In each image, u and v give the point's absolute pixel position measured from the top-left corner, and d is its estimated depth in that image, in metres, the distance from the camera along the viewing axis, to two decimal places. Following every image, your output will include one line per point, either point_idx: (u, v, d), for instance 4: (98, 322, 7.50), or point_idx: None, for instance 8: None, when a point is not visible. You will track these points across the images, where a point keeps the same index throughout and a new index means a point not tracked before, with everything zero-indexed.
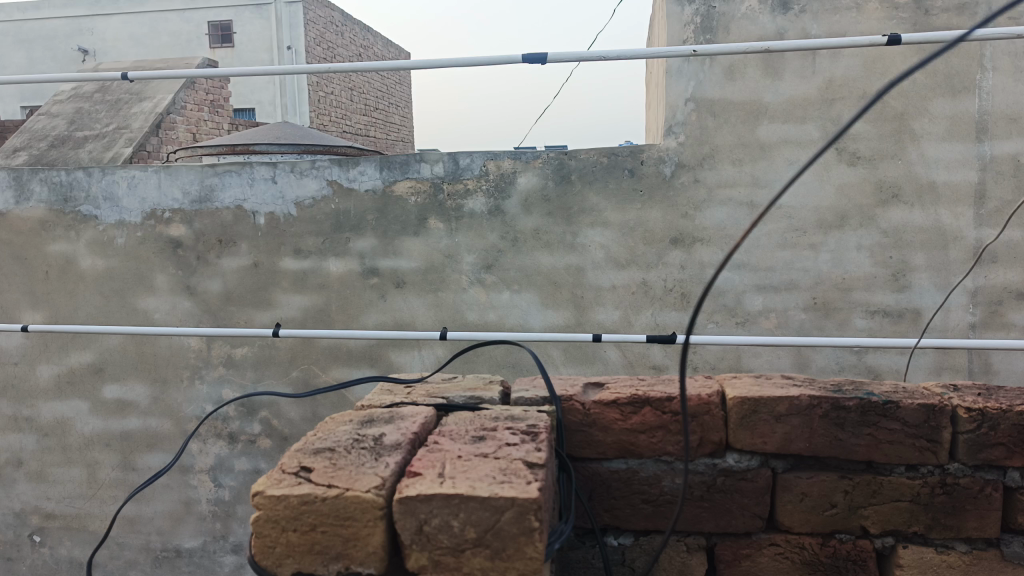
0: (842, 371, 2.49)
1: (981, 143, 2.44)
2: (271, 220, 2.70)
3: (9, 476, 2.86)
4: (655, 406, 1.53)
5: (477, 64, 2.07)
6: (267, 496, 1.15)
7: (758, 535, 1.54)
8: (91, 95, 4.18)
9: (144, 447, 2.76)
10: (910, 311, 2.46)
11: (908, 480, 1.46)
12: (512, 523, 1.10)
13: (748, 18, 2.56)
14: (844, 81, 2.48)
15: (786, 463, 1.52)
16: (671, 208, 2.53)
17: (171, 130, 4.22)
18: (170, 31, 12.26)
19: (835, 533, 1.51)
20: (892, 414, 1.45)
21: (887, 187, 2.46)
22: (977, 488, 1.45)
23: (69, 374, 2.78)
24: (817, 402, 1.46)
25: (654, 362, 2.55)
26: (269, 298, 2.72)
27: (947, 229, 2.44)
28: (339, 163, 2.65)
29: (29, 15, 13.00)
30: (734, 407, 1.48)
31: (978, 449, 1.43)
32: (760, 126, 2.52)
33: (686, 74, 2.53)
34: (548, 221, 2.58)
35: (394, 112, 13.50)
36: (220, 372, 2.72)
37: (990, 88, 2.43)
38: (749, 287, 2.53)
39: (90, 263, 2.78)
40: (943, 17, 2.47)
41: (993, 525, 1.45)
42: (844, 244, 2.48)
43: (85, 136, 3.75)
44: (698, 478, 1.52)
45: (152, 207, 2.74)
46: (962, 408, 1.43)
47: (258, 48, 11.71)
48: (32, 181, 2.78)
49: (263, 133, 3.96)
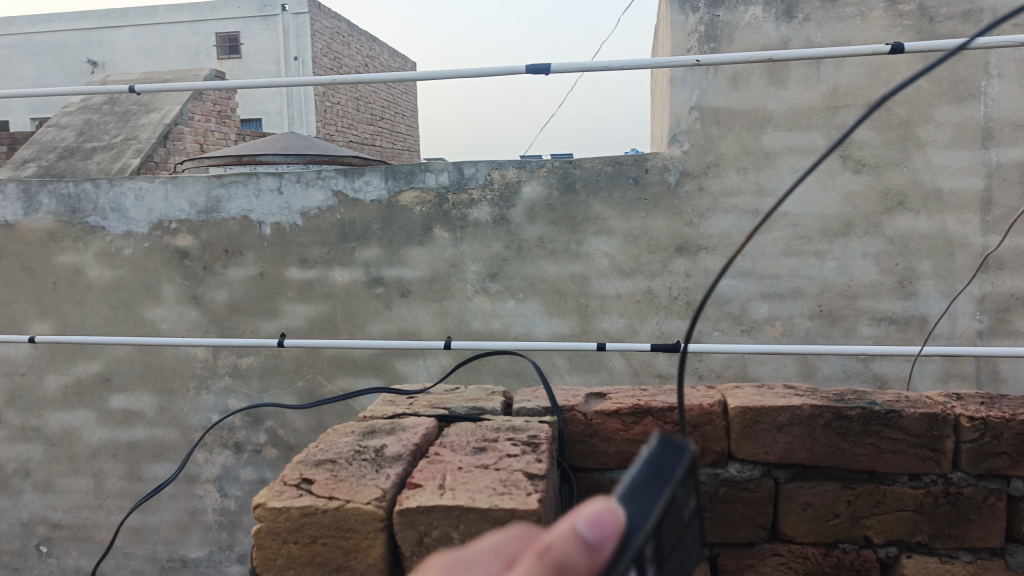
0: (848, 379, 2.48)
1: (987, 150, 2.43)
2: (278, 230, 2.72)
3: (17, 486, 2.88)
4: (657, 416, 1.54)
5: (481, 75, 2.08)
6: (268, 508, 1.16)
7: (761, 545, 1.53)
8: (100, 107, 4.24)
9: (151, 456, 2.78)
10: (917, 318, 2.46)
11: (910, 489, 1.46)
12: None
13: (752, 27, 2.57)
14: (849, 89, 2.48)
15: (788, 473, 1.51)
16: (676, 216, 2.54)
17: (178, 140, 4.26)
18: (178, 42, 12.38)
19: (839, 542, 1.50)
20: (894, 423, 1.44)
21: (892, 194, 2.46)
22: (980, 497, 1.44)
23: (77, 384, 2.80)
24: (819, 411, 1.45)
25: (659, 370, 2.55)
26: (275, 308, 2.74)
27: (953, 236, 2.44)
28: (344, 173, 2.67)
29: (40, 28, 13.15)
30: (735, 417, 1.48)
31: (981, 459, 1.43)
32: (764, 134, 2.52)
33: (690, 83, 2.54)
34: (552, 230, 2.58)
35: (399, 121, 13.57)
36: (226, 382, 2.74)
37: (995, 95, 2.42)
38: (754, 295, 2.52)
39: (98, 273, 2.81)
40: (947, 25, 2.47)
41: (997, 535, 1.44)
42: (849, 251, 2.48)
43: (94, 148, 3.80)
44: (699, 489, 1.52)
45: (159, 218, 2.76)
46: (965, 416, 1.43)
47: (265, 59, 11.82)
48: (41, 193, 2.82)
49: (269, 144, 4.00)
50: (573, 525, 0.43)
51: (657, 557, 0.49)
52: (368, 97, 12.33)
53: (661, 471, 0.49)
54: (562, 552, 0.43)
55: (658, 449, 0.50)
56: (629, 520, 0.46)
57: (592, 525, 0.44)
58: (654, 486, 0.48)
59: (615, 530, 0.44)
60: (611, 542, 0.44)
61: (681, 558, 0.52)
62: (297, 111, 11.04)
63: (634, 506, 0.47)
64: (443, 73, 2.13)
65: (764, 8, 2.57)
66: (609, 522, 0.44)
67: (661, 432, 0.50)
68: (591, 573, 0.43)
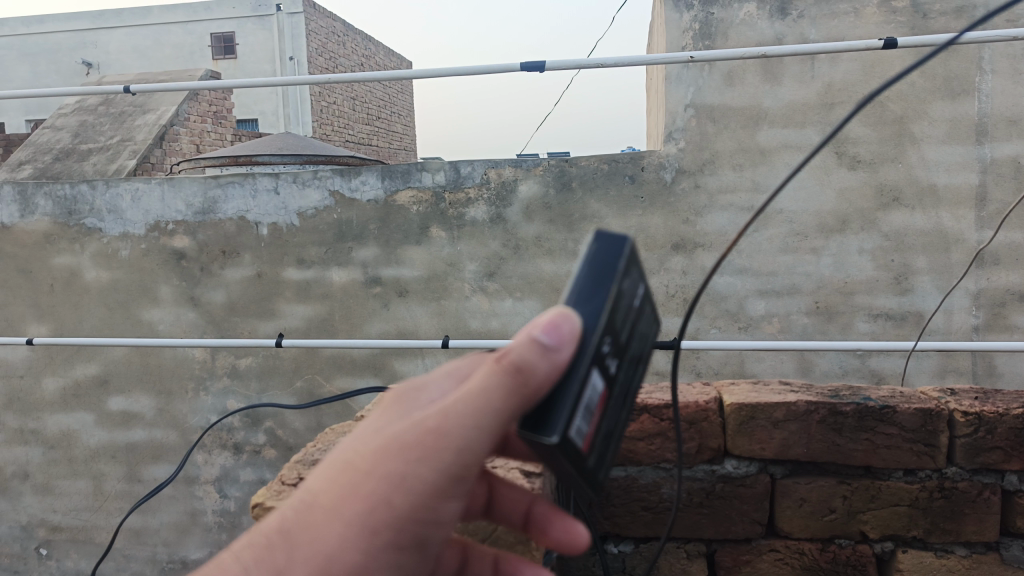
0: (846, 375, 2.49)
1: (981, 145, 2.44)
2: (274, 230, 2.73)
3: (16, 489, 2.88)
4: (653, 412, 1.50)
5: (476, 74, 2.08)
6: (265, 507, 1.15)
7: (758, 540, 1.53)
8: (95, 108, 4.23)
9: (150, 458, 2.78)
10: (913, 314, 2.47)
11: (906, 484, 1.46)
12: (509, 531, 1.07)
13: (747, 24, 2.58)
14: (843, 86, 2.49)
15: (784, 469, 1.52)
16: (672, 214, 2.54)
17: (174, 141, 4.29)
18: (173, 43, 12.35)
19: (835, 538, 1.51)
20: (889, 419, 1.45)
21: (888, 191, 2.47)
22: (975, 492, 1.45)
23: (75, 387, 2.81)
24: (814, 407, 1.47)
25: (657, 368, 2.55)
26: (273, 308, 2.75)
27: (948, 232, 2.45)
28: (341, 173, 2.68)
29: (34, 29, 13.10)
30: (731, 413, 1.50)
31: (976, 453, 1.44)
32: (760, 131, 2.53)
33: (686, 80, 2.55)
34: (550, 228, 2.59)
35: (395, 121, 13.57)
36: (225, 383, 2.74)
37: (989, 91, 2.44)
38: (751, 292, 2.53)
39: (95, 275, 2.81)
40: (940, 21, 2.48)
41: (992, 529, 1.45)
42: (846, 248, 2.49)
43: (90, 149, 3.78)
44: (696, 485, 1.52)
45: (155, 219, 2.77)
46: (959, 412, 1.44)
47: (261, 59, 11.80)
48: (37, 195, 2.82)
49: (266, 144, 4.01)
50: (531, 339, 0.48)
51: (616, 344, 0.54)
52: (364, 97, 12.32)
53: (606, 260, 0.53)
54: (525, 359, 0.48)
55: (595, 246, 0.54)
56: (584, 321, 0.51)
57: (544, 328, 0.48)
58: (596, 278, 0.53)
59: (570, 333, 0.49)
60: (569, 346, 0.49)
61: (637, 338, 0.58)
62: (294, 111, 11.02)
63: (586, 307, 0.51)
64: (438, 71, 2.13)
65: (758, 6, 2.57)
66: (564, 328, 0.49)
67: (597, 229, 0.54)
68: (553, 370, 0.48)
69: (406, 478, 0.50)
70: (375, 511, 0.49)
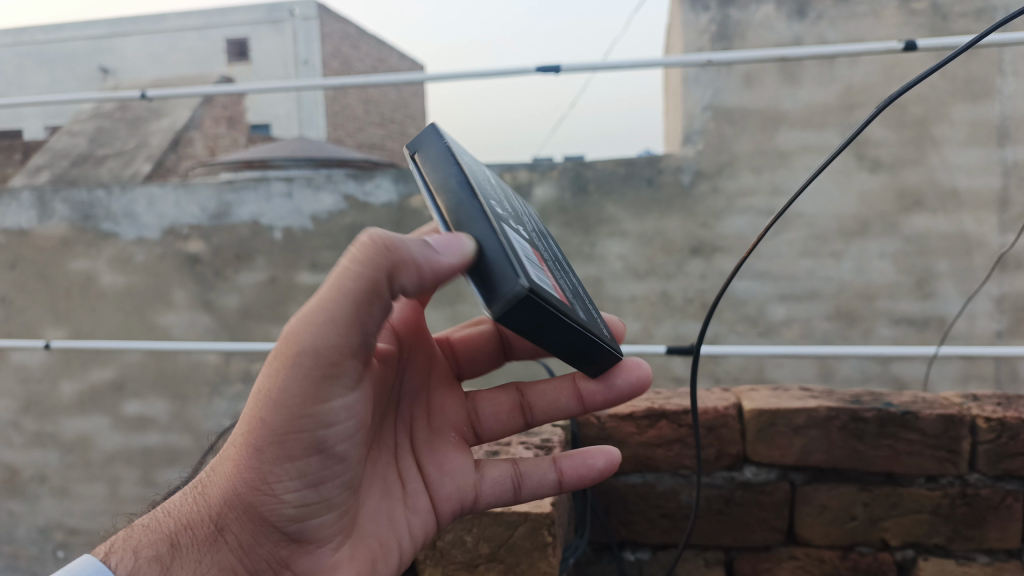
0: (867, 381, 2.47)
1: (1002, 148, 2.41)
2: (288, 234, 2.74)
3: (32, 493, 2.85)
4: (671, 419, 1.48)
5: (491, 77, 2.06)
6: None
7: (777, 548, 1.50)
8: (112, 115, 4.30)
9: (164, 462, 2.78)
10: (935, 318, 2.44)
11: (928, 491, 1.42)
12: (526, 538, 1.12)
13: (764, 26, 2.57)
14: (863, 88, 2.47)
15: (805, 476, 1.49)
16: (690, 216, 2.52)
17: (188, 145, 4.36)
18: (188, 47, 12.41)
19: (856, 545, 1.47)
20: (911, 424, 1.42)
21: (909, 194, 2.43)
22: (997, 499, 1.40)
23: (92, 391, 2.84)
24: (834, 414, 1.45)
25: (675, 374, 2.56)
26: (286, 313, 2.75)
27: (970, 235, 2.42)
28: (355, 177, 2.70)
29: (52, 36, 13.18)
30: (751, 419, 1.48)
31: (998, 459, 1.40)
32: (778, 133, 2.51)
33: (703, 82, 2.55)
34: (565, 231, 2.56)
35: (407, 124, 13.65)
36: (238, 388, 2.78)
37: (1011, 93, 2.40)
38: (771, 297, 2.51)
39: (111, 279, 2.81)
40: (960, 23, 2.45)
41: (1014, 536, 1.40)
42: (867, 252, 2.46)
43: (106, 154, 3.81)
44: (714, 492, 1.50)
45: (171, 224, 2.79)
46: (981, 417, 1.40)
47: (274, 64, 11.92)
48: (55, 201, 2.85)
49: (281, 149, 4.07)
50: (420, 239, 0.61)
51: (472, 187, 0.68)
52: (377, 101, 12.39)
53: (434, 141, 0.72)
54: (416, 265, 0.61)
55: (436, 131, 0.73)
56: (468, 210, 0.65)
57: (439, 240, 0.62)
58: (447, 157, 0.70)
59: (455, 245, 0.61)
60: (450, 250, 0.61)
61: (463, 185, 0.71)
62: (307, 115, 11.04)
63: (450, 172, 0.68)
64: (454, 75, 2.12)
65: (777, 7, 2.56)
66: (453, 242, 0.61)
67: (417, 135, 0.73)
68: (426, 259, 0.61)
69: (262, 394, 0.69)
70: (256, 421, 0.70)
